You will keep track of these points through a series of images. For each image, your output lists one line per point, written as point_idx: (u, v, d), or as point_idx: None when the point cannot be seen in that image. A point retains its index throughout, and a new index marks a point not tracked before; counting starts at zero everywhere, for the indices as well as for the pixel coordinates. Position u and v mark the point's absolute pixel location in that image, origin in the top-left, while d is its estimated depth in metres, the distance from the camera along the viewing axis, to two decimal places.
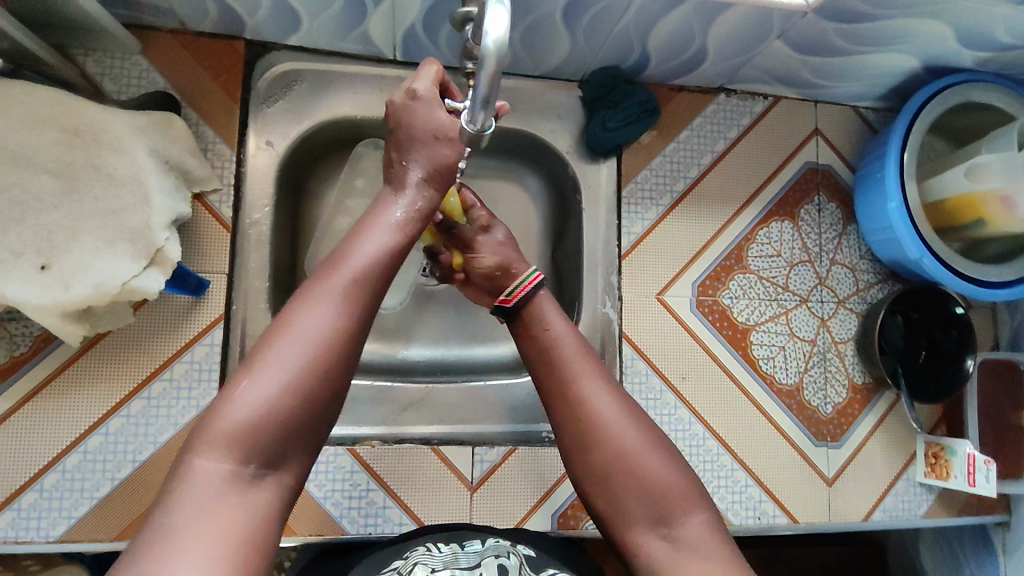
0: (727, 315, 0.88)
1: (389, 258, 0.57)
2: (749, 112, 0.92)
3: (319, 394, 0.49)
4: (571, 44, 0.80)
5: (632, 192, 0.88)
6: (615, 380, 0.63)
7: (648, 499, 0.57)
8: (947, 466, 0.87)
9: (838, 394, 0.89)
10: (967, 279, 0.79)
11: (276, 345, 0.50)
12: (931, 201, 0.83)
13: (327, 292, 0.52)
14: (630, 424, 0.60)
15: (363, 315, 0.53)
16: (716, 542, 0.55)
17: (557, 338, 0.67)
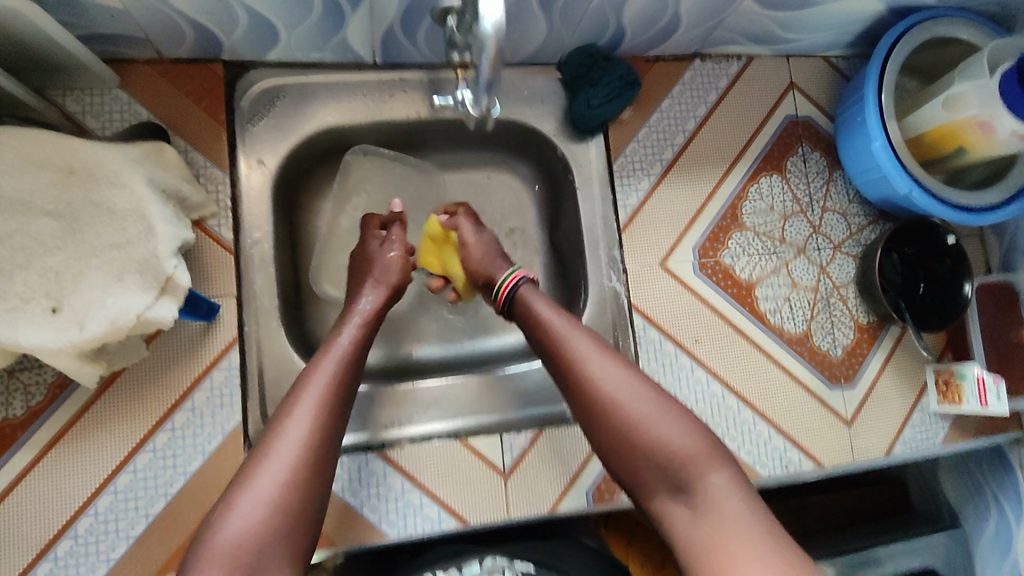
0: (730, 274, 0.90)
1: (346, 376, 0.64)
2: (725, 75, 0.94)
3: (301, 501, 0.55)
4: (548, 27, 0.81)
5: (623, 166, 0.90)
6: (614, 351, 0.65)
7: (665, 470, 0.58)
8: (958, 391, 0.89)
9: (845, 336, 0.92)
10: (957, 206, 0.81)
11: (265, 459, 0.56)
12: (914, 135, 0.85)
13: (305, 407, 0.59)
14: (630, 392, 0.61)
15: (330, 430, 0.59)
16: (739, 501, 0.55)
17: (554, 325, 0.68)
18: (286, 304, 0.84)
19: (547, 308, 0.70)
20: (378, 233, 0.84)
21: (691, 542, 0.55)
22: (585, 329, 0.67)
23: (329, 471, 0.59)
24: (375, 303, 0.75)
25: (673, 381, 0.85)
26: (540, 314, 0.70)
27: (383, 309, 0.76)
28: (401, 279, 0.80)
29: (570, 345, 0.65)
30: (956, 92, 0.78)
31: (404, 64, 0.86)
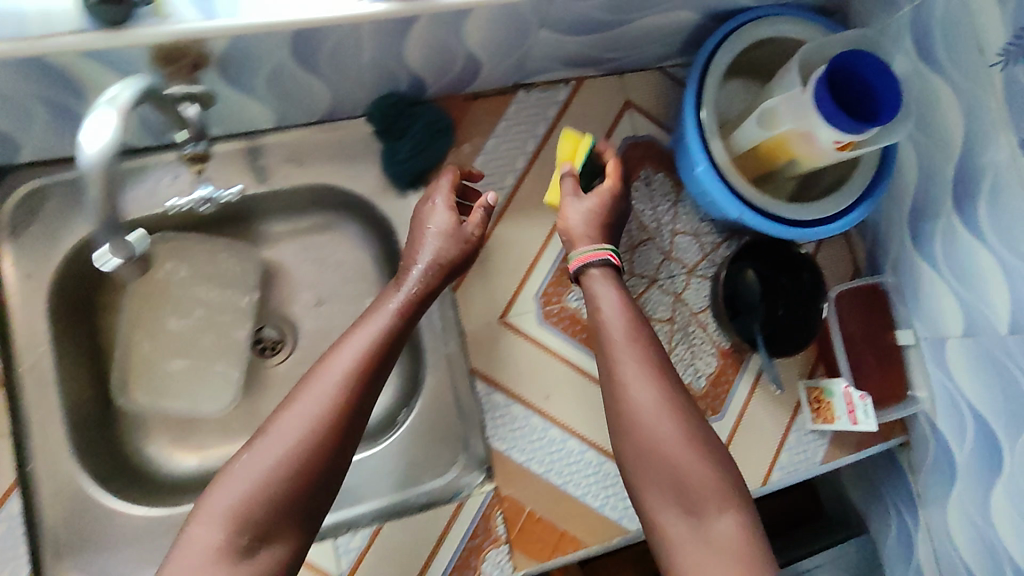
0: (578, 318, 0.84)
1: (380, 352, 0.67)
2: (554, 103, 0.87)
3: (323, 458, 0.59)
4: (330, 87, 0.72)
5: (449, 219, 0.82)
6: (656, 367, 0.68)
7: (661, 465, 0.65)
8: (830, 408, 0.85)
9: (707, 364, 0.86)
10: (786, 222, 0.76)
11: (284, 418, 0.61)
12: (741, 149, 0.79)
13: (334, 368, 0.64)
14: (661, 409, 0.66)
15: (361, 390, 0.64)
16: (739, 539, 0.61)
17: (606, 311, 0.71)
18: (87, 425, 0.76)
19: (608, 300, 0.71)
20: (449, 214, 0.75)
21: (683, 560, 0.61)
22: (636, 312, 0.71)
23: (349, 434, 0.62)
24: (433, 277, 0.73)
25: (524, 446, 0.80)
26: (599, 302, 0.71)
27: (440, 281, 0.73)
28: (455, 250, 0.74)
29: (614, 334, 0.70)
30: (767, 107, 0.72)
31: (151, 146, 0.78)
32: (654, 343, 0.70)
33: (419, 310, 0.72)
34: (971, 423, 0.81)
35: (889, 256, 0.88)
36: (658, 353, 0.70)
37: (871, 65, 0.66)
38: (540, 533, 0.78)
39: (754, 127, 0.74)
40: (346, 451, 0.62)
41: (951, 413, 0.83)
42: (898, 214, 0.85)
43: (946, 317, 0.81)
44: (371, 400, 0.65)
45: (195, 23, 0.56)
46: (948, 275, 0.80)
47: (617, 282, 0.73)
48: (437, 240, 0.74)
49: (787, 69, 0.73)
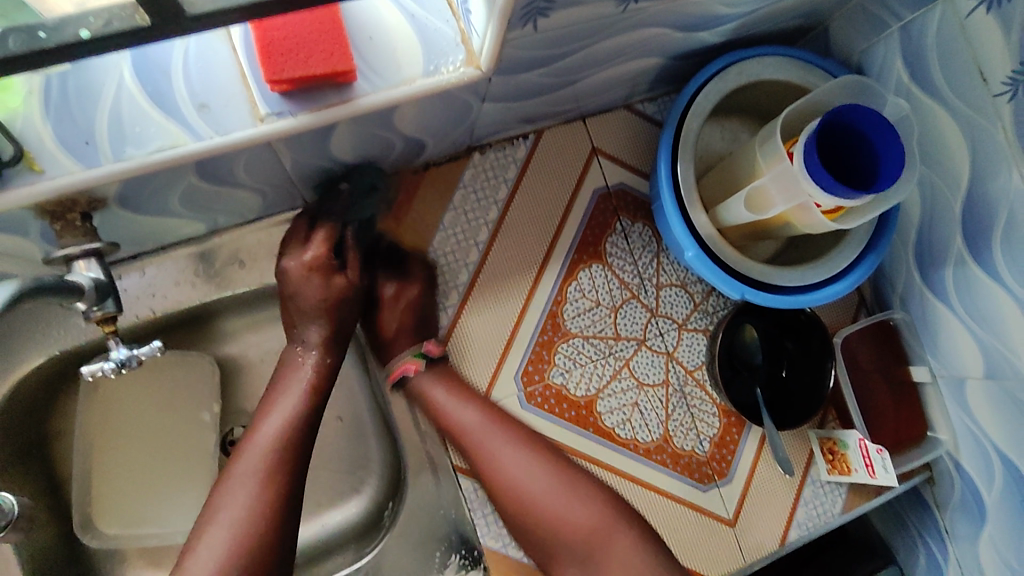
0: (564, 394, 0.78)
1: (300, 431, 0.66)
2: (513, 162, 0.80)
3: (256, 562, 0.60)
4: (260, 190, 0.66)
5: (413, 307, 0.77)
6: (533, 447, 0.73)
7: (573, 546, 0.71)
8: (845, 460, 0.79)
9: (709, 426, 0.80)
10: (775, 290, 0.70)
11: (212, 523, 0.61)
12: (726, 224, 0.72)
13: (246, 466, 0.64)
14: (556, 489, 0.71)
15: (283, 482, 0.64)
16: (645, 569, 0.69)
17: (463, 418, 0.73)
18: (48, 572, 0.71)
19: (459, 412, 0.73)
20: (317, 277, 0.70)
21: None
22: (489, 410, 0.74)
23: (286, 524, 0.63)
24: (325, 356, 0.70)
25: None
26: (453, 414, 0.73)
27: (328, 353, 0.71)
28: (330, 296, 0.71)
29: (475, 430, 0.72)
30: (754, 187, 0.65)
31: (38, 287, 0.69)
32: (526, 427, 0.74)
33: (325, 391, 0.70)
34: (999, 466, 0.74)
35: (895, 287, 0.81)
36: (521, 431, 0.74)
37: (877, 125, 0.59)
38: None
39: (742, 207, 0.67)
40: (285, 543, 0.63)
41: (976, 453, 0.77)
42: (901, 245, 0.78)
43: (963, 355, 0.75)
44: (298, 485, 0.65)
45: (77, 172, 0.49)
46: (962, 312, 0.73)
47: (454, 385, 0.74)
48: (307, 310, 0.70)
49: (769, 129, 0.66)
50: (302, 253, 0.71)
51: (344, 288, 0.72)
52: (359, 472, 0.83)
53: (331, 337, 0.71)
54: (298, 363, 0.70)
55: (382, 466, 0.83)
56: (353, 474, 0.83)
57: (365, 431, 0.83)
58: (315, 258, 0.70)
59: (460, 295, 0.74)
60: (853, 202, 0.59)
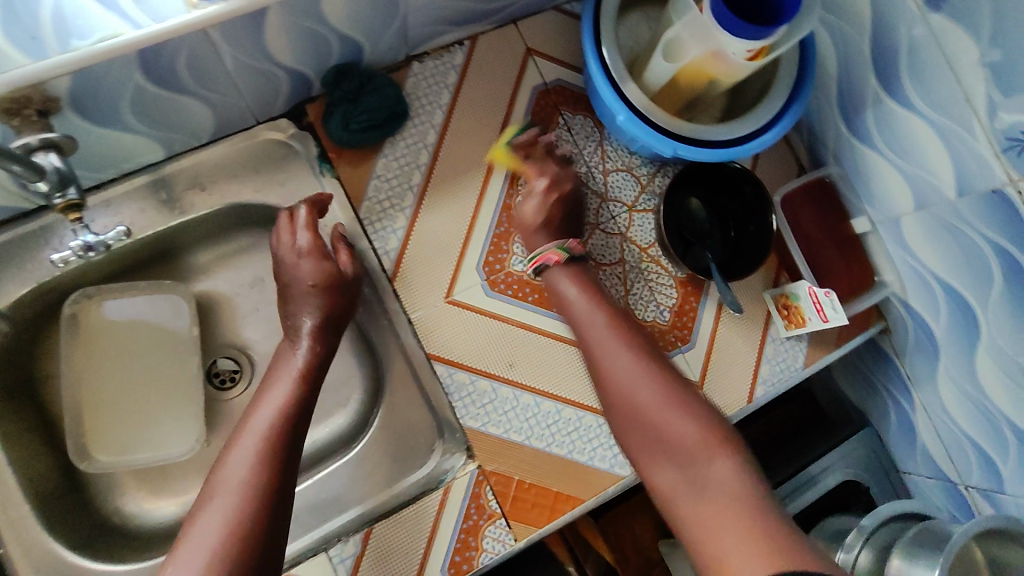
0: (526, 279, 0.81)
1: (290, 417, 0.69)
2: (452, 67, 0.83)
3: (250, 544, 0.60)
4: (207, 101, 0.70)
5: (371, 211, 0.79)
6: (638, 343, 0.75)
7: (671, 453, 0.69)
8: (799, 312, 0.83)
9: (668, 296, 0.84)
10: (711, 146, 0.74)
11: (208, 506, 0.62)
12: (657, 88, 0.76)
13: (240, 451, 0.65)
14: (654, 386, 0.72)
15: (274, 462, 0.65)
16: (736, 481, 0.64)
17: (579, 313, 0.76)
18: (46, 496, 0.73)
19: (575, 300, 0.77)
20: (310, 259, 0.75)
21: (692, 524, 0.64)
22: (598, 297, 0.77)
23: (281, 492, 0.64)
24: (314, 349, 0.74)
25: (500, 418, 0.78)
26: (562, 297, 0.77)
27: (324, 336, 0.75)
28: (315, 274, 0.74)
29: (582, 315, 0.76)
30: (674, 42, 0.69)
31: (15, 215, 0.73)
32: (634, 333, 0.76)
33: (315, 373, 0.73)
34: (942, 295, 0.79)
35: (828, 146, 0.86)
36: (638, 338, 0.76)
37: None
38: (532, 499, 0.76)
39: (662, 61, 0.72)
40: (283, 512, 0.64)
41: (921, 289, 0.81)
42: (827, 102, 0.83)
43: (894, 193, 0.79)
44: (291, 462, 0.67)
45: (25, 66, 0.52)
46: (887, 151, 0.77)
47: (586, 283, 0.78)
48: (308, 301, 0.74)
49: None
50: (291, 232, 0.76)
51: (334, 271, 0.75)
52: (342, 385, 0.86)
53: (324, 321, 0.74)
54: (290, 353, 0.74)
55: (362, 376, 0.86)
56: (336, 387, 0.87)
57: (343, 346, 0.86)
58: (305, 225, 0.75)
59: (540, 258, 0.78)
60: (771, 40, 0.64)
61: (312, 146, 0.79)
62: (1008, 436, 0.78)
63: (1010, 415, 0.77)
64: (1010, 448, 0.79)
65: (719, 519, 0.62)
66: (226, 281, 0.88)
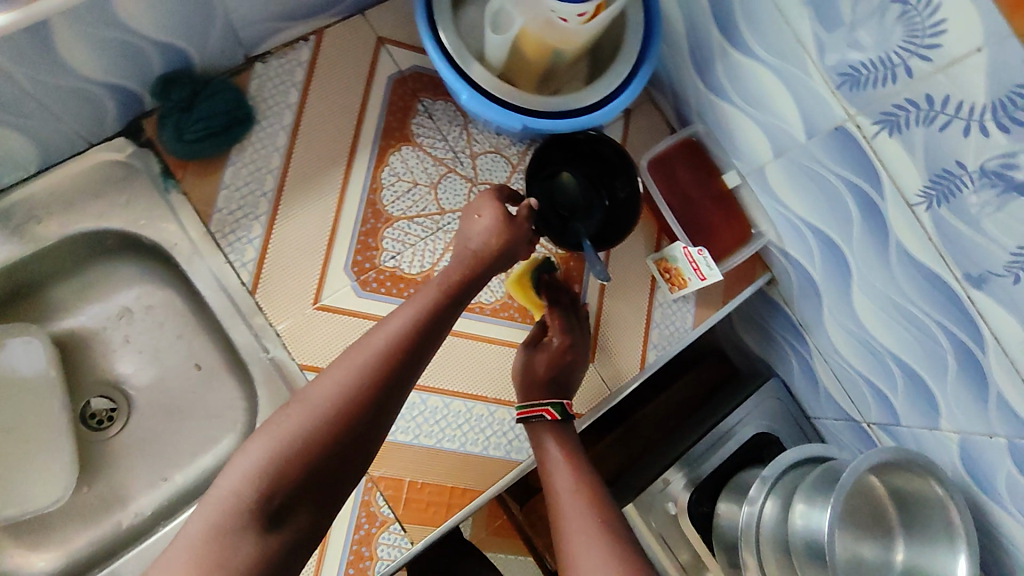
0: (399, 275, 0.79)
1: (430, 322, 0.61)
2: (299, 64, 0.80)
3: (320, 461, 0.52)
4: (19, 124, 0.65)
5: (223, 223, 0.75)
6: (599, 495, 0.70)
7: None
8: (679, 273, 0.82)
9: (549, 275, 0.83)
10: (560, 116, 0.73)
11: (349, 355, 0.58)
12: (499, 64, 0.75)
13: (396, 319, 0.60)
14: (598, 533, 0.65)
15: (407, 354, 0.59)
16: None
17: (558, 483, 0.71)
18: None
19: (561, 477, 0.71)
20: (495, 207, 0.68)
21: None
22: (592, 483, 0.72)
23: (353, 441, 0.54)
24: (467, 266, 0.65)
25: None
26: (555, 482, 0.71)
27: (507, 252, 0.67)
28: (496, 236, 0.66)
29: (563, 496, 0.70)
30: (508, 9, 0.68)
31: None
32: (607, 498, 0.70)
33: (474, 283, 0.66)
34: (812, 238, 0.79)
35: (691, 104, 0.85)
36: (603, 508, 0.69)
37: None
38: (427, 499, 0.74)
39: (493, 37, 0.71)
40: (366, 445, 0.56)
41: (794, 236, 0.82)
42: (680, 60, 0.83)
43: (752, 144, 0.79)
44: (370, 438, 0.56)
45: None
46: (739, 101, 0.77)
47: (568, 451, 0.74)
48: (475, 235, 0.67)
49: None
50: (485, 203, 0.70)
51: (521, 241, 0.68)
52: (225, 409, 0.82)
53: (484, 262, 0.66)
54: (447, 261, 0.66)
55: (246, 396, 0.82)
56: (220, 410, 0.84)
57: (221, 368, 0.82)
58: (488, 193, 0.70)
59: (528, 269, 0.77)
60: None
61: (153, 162, 0.75)
62: (894, 368, 0.80)
63: (892, 346, 0.78)
64: (897, 379, 0.80)
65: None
66: (90, 316, 0.84)
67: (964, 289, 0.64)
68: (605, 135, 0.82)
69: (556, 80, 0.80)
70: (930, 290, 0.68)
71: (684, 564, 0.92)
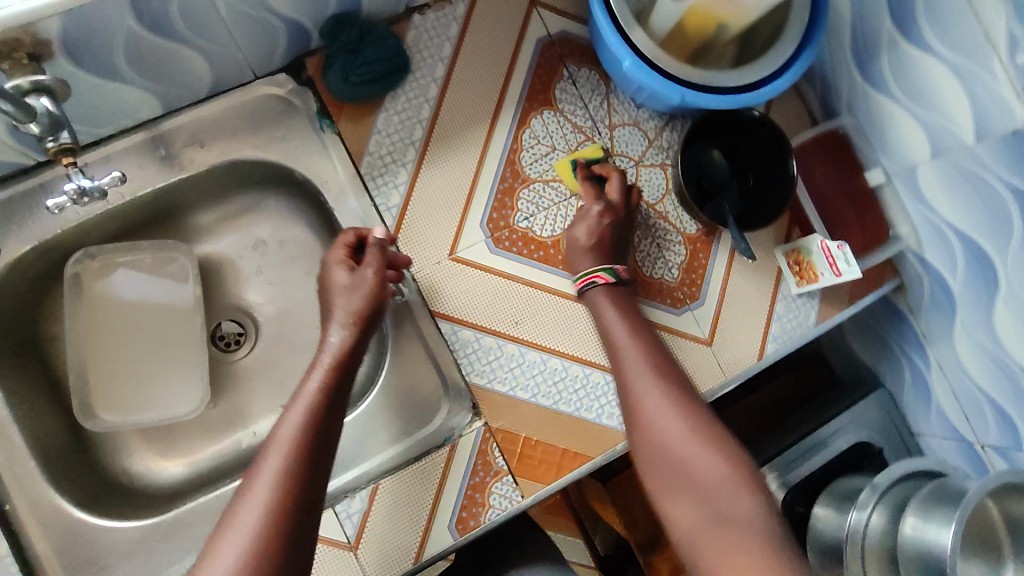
0: (531, 237, 0.80)
1: (322, 408, 0.66)
2: (453, 20, 0.81)
3: (284, 536, 0.57)
4: (204, 51, 0.69)
5: (371, 165, 0.78)
6: (678, 389, 0.72)
7: (694, 488, 0.66)
8: (812, 268, 0.81)
9: (676, 254, 0.83)
10: (718, 93, 0.72)
11: (268, 457, 0.62)
12: (662, 35, 0.75)
13: (281, 431, 0.64)
14: (671, 413, 0.70)
15: (319, 431, 0.65)
16: (758, 520, 0.62)
17: (619, 339, 0.75)
18: (54, 454, 0.74)
19: (620, 329, 0.75)
20: (345, 270, 0.74)
21: (706, 559, 0.62)
22: (645, 335, 0.76)
23: (306, 502, 0.60)
24: (350, 338, 0.71)
25: (505, 376, 0.77)
26: (606, 324, 0.76)
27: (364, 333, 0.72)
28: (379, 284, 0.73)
29: (634, 372, 0.73)
30: None
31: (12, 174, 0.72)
32: (672, 368, 0.75)
33: (354, 362, 0.71)
34: (959, 247, 0.77)
35: (841, 96, 0.83)
36: (672, 373, 0.74)
37: None
38: (538, 456, 0.76)
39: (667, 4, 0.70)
40: (315, 499, 0.62)
41: (936, 242, 0.79)
42: (839, 49, 0.81)
43: (909, 143, 0.77)
44: (320, 481, 0.63)
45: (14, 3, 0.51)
46: (902, 97, 0.75)
47: (620, 300, 0.77)
48: (342, 299, 0.73)
49: None
50: (346, 264, 0.74)
51: (389, 293, 0.74)
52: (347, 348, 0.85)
53: (365, 325, 0.72)
54: (330, 335, 0.72)
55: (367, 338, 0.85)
56: None
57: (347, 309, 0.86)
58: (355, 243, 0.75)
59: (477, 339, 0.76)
60: None
61: (312, 101, 0.78)
62: None
63: None
64: None
65: (736, 561, 0.59)
66: (228, 244, 0.88)
67: None
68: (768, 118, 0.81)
69: (711, 57, 0.79)
70: None
71: None
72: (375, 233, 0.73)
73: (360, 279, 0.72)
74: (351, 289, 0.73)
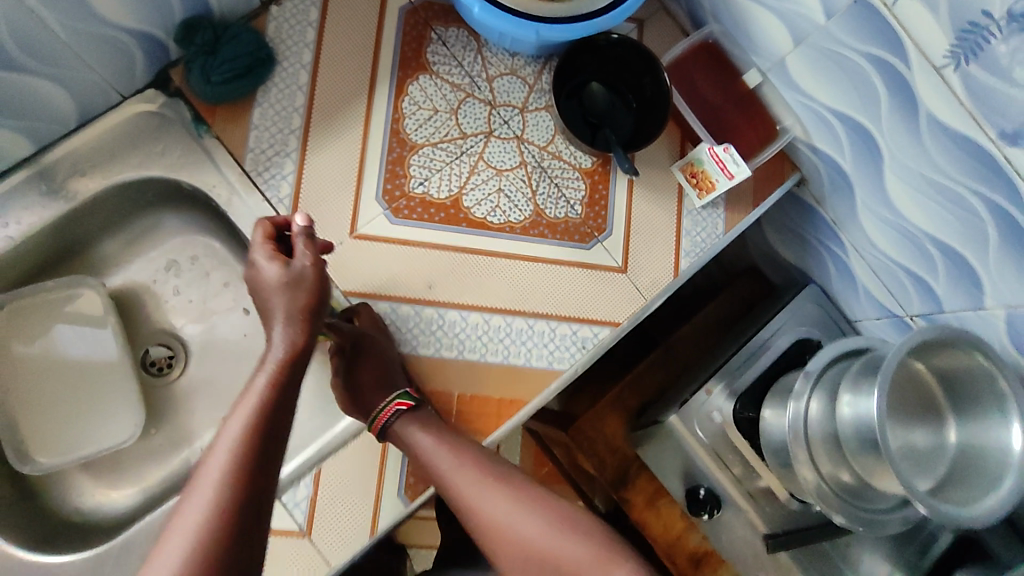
0: (429, 200, 0.80)
1: (273, 406, 0.57)
2: (312, 5, 0.81)
3: (241, 508, 0.51)
4: (58, 77, 0.69)
5: (256, 161, 0.78)
6: (502, 487, 0.70)
7: (563, 573, 0.66)
8: (707, 177, 0.84)
9: (576, 191, 0.83)
10: (572, 21, 0.73)
11: (209, 459, 0.53)
12: None
13: (223, 440, 0.55)
14: (513, 515, 0.69)
15: (273, 417, 0.57)
16: None
17: (436, 462, 0.70)
18: None
19: (422, 437, 0.71)
20: (275, 263, 0.65)
21: None
22: (463, 449, 0.71)
23: (265, 471, 0.54)
24: (295, 334, 0.62)
25: (428, 339, 0.78)
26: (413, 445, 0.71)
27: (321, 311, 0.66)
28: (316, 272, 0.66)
29: (447, 471, 0.70)
30: None
31: None
32: (502, 472, 0.72)
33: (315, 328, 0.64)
34: (841, 127, 0.79)
35: (705, 5, 0.84)
36: (491, 473, 0.71)
37: None
38: (476, 409, 0.78)
39: None
40: (271, 476, 0.54)
41: (821, 127, 0.81)
42: None
43: (773, 36, 0.78)
44: (276, 459, 0.56)
45: None
46: None
47: (431, 432, 0.71)
48: (277, 295, 0.63)
49: None
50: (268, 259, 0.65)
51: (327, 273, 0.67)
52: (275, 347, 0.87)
53: (313, 314, 0.64)
54: (269, 330, 0.62)
55: None
56: None
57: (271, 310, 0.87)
58: (269, 237, 0.67)
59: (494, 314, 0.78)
60: None
61: (184, 110, 0.78)
62: (932, 250, 0.79)
63: (930, 228, 0.77)
64: (937, 263, 0.80)
65: None
66: (140, 269, 0.88)
67: (1000, 150, 0.64)
68: (626, 37, 0.82)
69: None
70: (966, 161, 0.68)
71: (736, 475, 0.96)
72: (297, 221, 0.68)
73: (297, 270, 0.64)
74: (292, 281, 0.63)
